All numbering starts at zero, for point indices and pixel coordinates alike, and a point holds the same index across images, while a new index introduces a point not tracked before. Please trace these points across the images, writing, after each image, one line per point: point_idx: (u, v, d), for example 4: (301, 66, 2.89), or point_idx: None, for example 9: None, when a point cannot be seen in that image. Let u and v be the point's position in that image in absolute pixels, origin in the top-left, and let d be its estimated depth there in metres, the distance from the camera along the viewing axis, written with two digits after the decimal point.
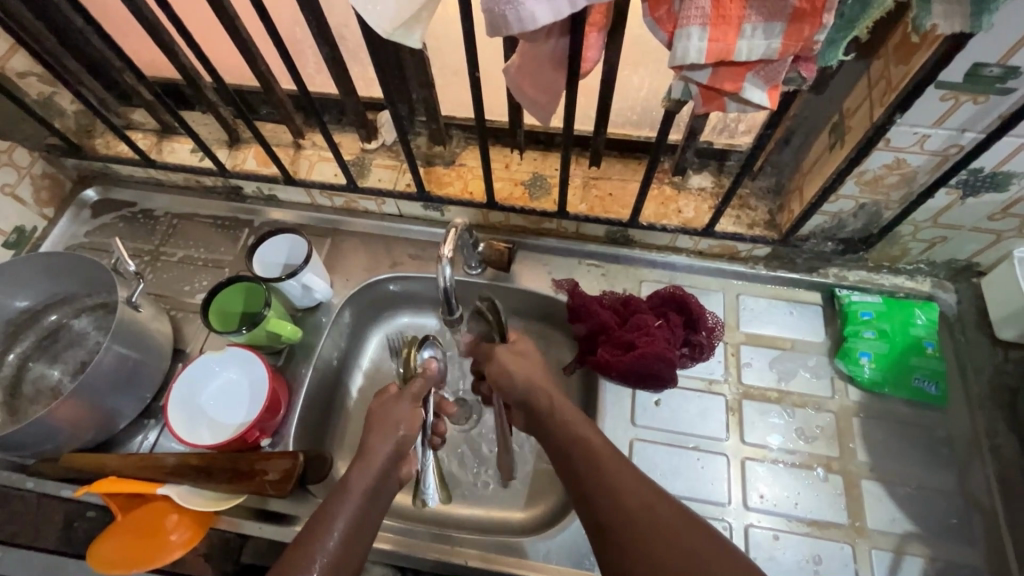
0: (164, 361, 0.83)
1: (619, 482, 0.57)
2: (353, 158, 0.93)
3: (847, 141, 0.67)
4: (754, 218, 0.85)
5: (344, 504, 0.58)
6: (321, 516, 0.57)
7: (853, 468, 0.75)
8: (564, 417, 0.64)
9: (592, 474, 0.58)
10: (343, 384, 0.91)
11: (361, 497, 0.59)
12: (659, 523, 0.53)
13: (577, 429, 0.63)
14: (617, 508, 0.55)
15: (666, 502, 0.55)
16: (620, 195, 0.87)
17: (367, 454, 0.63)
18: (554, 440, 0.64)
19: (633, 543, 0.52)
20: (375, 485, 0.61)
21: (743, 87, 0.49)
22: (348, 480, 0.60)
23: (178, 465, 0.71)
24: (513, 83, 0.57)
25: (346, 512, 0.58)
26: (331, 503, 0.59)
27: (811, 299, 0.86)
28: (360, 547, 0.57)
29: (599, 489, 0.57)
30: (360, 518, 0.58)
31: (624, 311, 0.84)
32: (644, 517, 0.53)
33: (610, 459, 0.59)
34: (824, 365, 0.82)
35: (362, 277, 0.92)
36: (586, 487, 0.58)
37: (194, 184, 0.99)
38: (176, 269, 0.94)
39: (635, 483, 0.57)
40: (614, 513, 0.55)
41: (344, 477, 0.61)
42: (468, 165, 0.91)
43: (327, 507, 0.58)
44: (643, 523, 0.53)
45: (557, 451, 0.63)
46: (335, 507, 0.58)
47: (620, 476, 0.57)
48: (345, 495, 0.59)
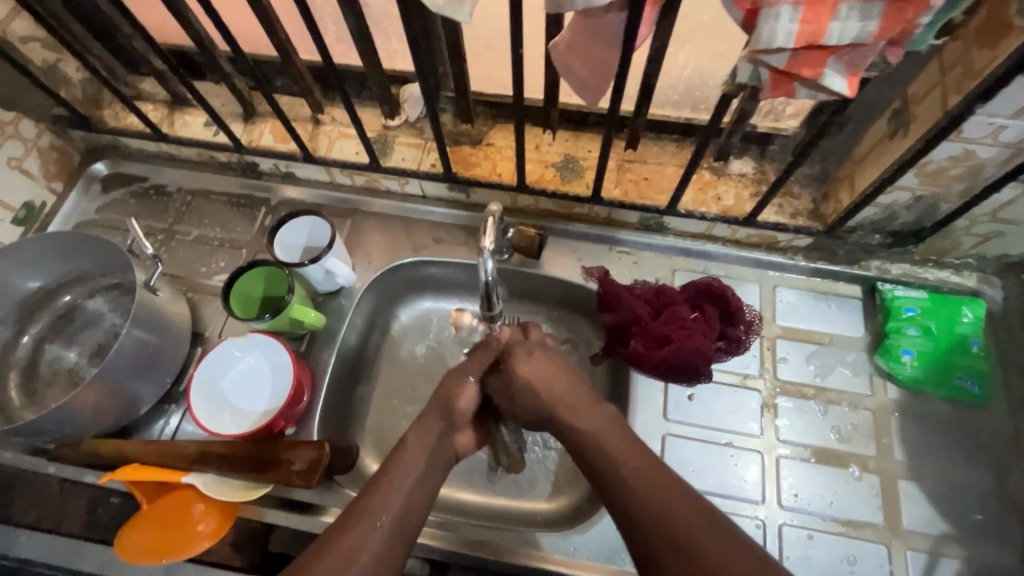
0: (183, 345, 0.81)
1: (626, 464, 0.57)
2: (375, 135, 0.89)
3: (911, 129, 0.62)
4: (798, 207, 0.81)
5: (401, 479, 0.59)
6: (374, 486, 0.58)
7: (890, 467, 0.73)
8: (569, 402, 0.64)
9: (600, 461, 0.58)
10: (365, 370, 0.89)
11: (413, 470, 0.60)
12: (661, 504, 0.53)
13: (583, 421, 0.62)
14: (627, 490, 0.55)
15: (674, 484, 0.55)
16: (657, 180, 0.83)
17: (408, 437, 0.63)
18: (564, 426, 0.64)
19: (659, 540, 0.51)
20: (417, 465, 0.61)
21: (823, 74, 0.44)
22: (392, 460, 0.60)
23: (202, 453, 0.70)
24: (562, 62, 0.53)
25: (401, 484, 0.58)
26: (384, 474, 0.59)
27: (850, 292, 0.83)
28: (416, 513, 0.58)
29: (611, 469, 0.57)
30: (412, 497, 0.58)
31: (658, 302, 0.81)
32: (654, 501, 0.53)
33: (614, 439, 0.59)
34: (863, 361, 0.79)
35: (385, 260, 0.88)
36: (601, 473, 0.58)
37: (208, 159, 0.95)
38: (191, 248, 0.90)
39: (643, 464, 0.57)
40: (622, 494, 0.55)
41: (392, 455, 0.61)
42: (496, 145, 0.87)
43: (378, 478, 0.59)
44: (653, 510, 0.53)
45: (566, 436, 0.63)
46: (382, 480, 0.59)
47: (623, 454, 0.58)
48: (398, 469, 0.59)
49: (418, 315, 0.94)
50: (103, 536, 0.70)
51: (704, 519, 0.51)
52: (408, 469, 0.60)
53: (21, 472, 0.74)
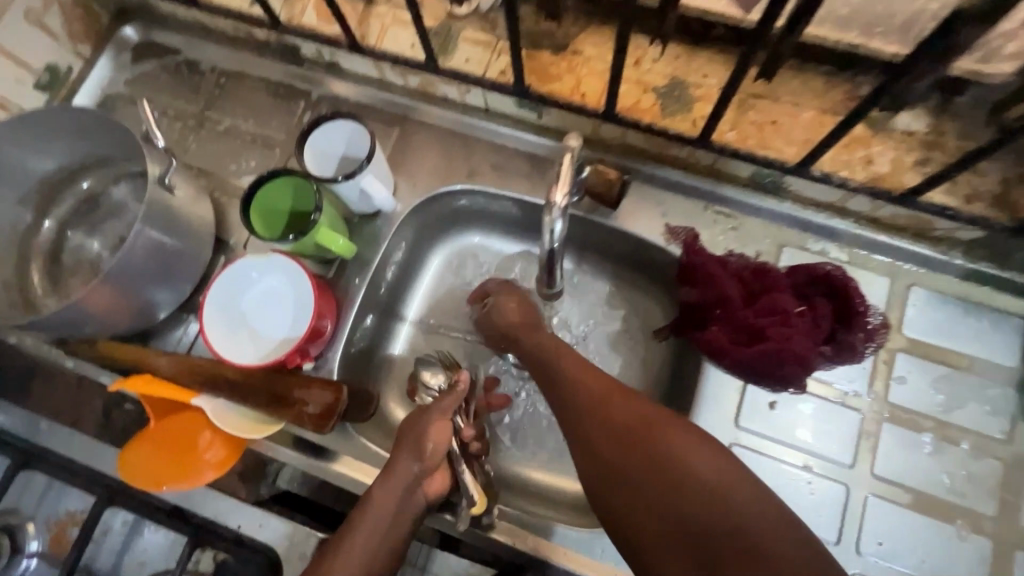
0: (204, 253, 0.73)
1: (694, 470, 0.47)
2: (436, 25, 0.72)
3: None
4: (978, 188, 0.60)
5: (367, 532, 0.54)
6: (343, 539, 0.53)
7: (1010, 535, 0.59)
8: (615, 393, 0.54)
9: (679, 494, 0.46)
10: (397, 306, 0.80)
11: (378, 535, 0.54)
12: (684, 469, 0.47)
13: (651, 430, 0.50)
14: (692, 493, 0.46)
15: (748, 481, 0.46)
16: (788, 126, 0.63)
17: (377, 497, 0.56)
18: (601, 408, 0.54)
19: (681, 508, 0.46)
20: (388, 521, 0.55)
21: None
22: (359, 524, 0.54)
23: (214, 377, 0.64)
24: None
25: (359, 541, 0.53)
26: (353, 526, 0.54)
27: (1013, 309, 0.64)
28: (386, 561, 0.54)
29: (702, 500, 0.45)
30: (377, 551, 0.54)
31: (753, 283, 0.66)
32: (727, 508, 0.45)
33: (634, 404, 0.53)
34: (1008, 399, 0.62)
35: (431, 184, 0.75)
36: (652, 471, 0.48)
37: (245, 36, 0.81)
38: (222, 140, 0.80)
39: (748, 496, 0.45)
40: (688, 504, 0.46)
41: (358, 521, 0.55)
42: (585, 55, 0.68)
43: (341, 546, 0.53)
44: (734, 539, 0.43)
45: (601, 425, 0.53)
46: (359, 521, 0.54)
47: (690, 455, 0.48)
48: (363, 539, 0.53)
49: (461, 252, 0.82)
50: (114, 442, 0.68)
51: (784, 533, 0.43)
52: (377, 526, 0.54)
53: (42, 362, 0.72)
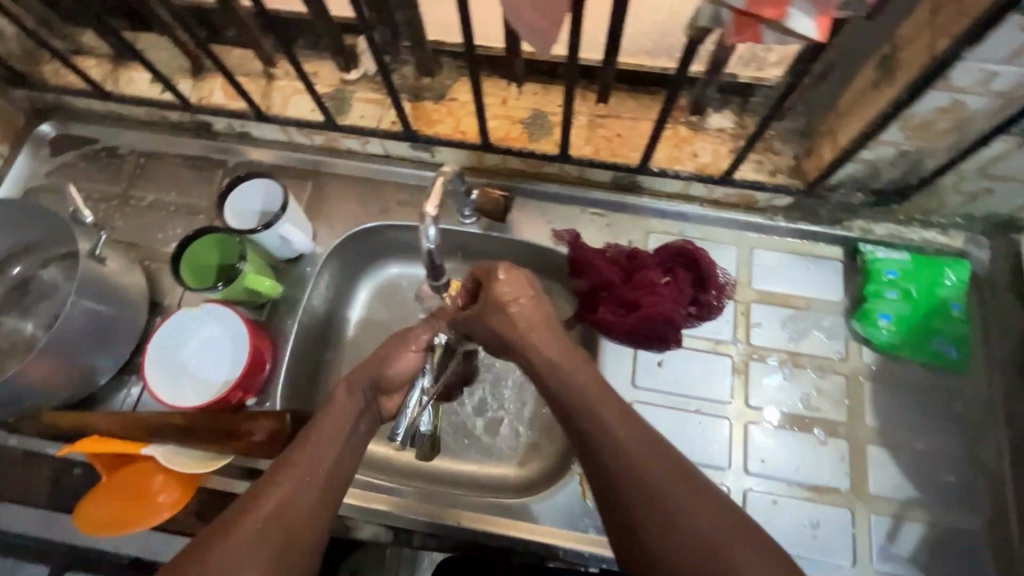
0: (140, 316, 0.79)
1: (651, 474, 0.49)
2: (331, 91, 0.83)
3: (897, 77, 0.57)
4: (777, 164, 0.76)
5: (332, 432, 0.58)
6: (308, 437, 0.57)
7: (860, 433, 0.72)
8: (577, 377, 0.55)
9: (586, 444, 0.52)
10: (332, 339, 0.87)
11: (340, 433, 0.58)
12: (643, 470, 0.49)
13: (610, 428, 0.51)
14: (648, 494, 0.49)
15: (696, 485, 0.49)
16: (630, 136, 0.78)
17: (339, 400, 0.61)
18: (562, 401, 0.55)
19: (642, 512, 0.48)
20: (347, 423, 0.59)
21: (789, 15, 0.40)
22: (320, 424, 0.58)
23: (161, 424, 0.69)
24: (510, 6, 0.48)
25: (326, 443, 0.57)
26: (318, 428, 0.58)
27: (831, 254, 0.80)
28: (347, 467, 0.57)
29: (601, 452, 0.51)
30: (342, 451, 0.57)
31: (629, 266, 0.78)
32: (677, 508, 0.48)
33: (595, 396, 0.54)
34: (839, 325, 0.77)
35: (347, 225, 0.85)
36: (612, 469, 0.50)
37: (160, 119, 0.90)
38: (148, 214, 0.87)
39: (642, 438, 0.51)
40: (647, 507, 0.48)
41: (321, 418, 0.59)
42: (460, 100, 0.81)
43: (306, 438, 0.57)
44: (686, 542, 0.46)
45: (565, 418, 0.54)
46: (324, 425, 0.58)
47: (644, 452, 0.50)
48: (323, 431, 0.57)
49: (385, 282, 0.91)
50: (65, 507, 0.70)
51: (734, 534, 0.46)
52: (339, 424, 0.58)
53: None
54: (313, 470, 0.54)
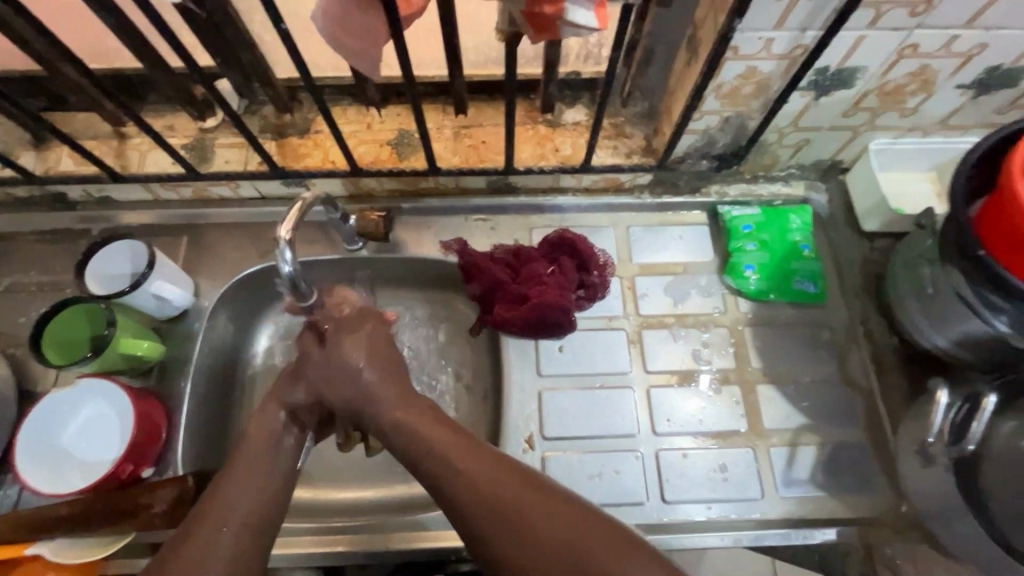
0: (8, 407, 0.72)
1: (502, 495, 0.53)
2: (191, 141, 0.82)
3: (700, 54, 0.65)
4: (631, 146, 0.83)
5: (248, 469, 0.59)
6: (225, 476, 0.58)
7: (749, 376, 0.79)
8: (424, 428, 0.61)
9: (448, 486, 0.56)
10: (235, 393, 0.84)
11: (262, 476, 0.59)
12: (494, 491, 0.54)
13: (455, 464, 0.56)
14: (501, 512, 0.52)
15: (547, 492, 0.53)
16: (495, 141, 0.82)
17: (251, 447, 0.62)
18: (416, 452, 0.60)
19: (498, 532, 0.52)
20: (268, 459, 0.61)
21: (568, 8, 0.45)
22: (237, 463, 0.60)
23: (44, 517, 0.64)
24: (326, 33, 0.50)
25: (246, 479, 0.58)
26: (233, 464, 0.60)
27: (697, 219, 0.87)
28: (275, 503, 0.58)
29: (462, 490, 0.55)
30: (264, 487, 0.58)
31: (516, 263, 0.81)
32: (530, 517, 0.51)
33: (438, 436, 0.60)
34: (715, 282, 0.83)
35: (231, 273, 0.83)
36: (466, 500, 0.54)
37: (7, 197, 0.84)
38: (6, 299, 0.81)
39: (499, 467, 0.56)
40: (501, 525, 0.52)
41: (233, 469, 0.59)
42: (326, 131, 0.82)
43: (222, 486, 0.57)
44: (545, 544, 0.50)
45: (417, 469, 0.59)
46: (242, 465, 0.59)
47: (492, 475, 0.55)
48: (240, 480, 0.58)
49: (284, 324, 0.89)
50: None
51: (591, 525, 0.50)
52: (260, 457, 0.61)
53: None
54: (229, 517, 0.54)
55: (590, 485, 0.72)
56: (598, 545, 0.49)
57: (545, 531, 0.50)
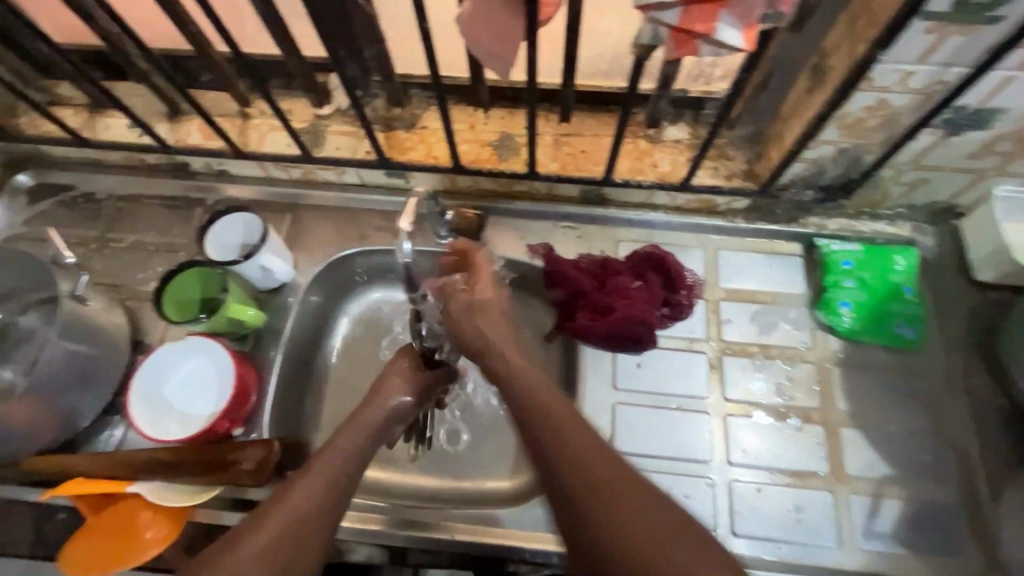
0: (123, 354, 0.79)
1: (601, 471, 0.49)
2: (306, 126, 0.87)
3: (827, 81, 0.63)
4: (732, 169, 0.82)
5: (348, 443, 0.62)
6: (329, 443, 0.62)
7: (833, 417, 0.75)
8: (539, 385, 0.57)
9: (556, 449, 0.52)
10: (317, 368, 0.88)
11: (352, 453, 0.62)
12: (594, 463, 0.50)
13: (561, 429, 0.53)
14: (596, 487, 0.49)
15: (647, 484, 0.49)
16: (594, 152, 0.83)
17: (357, 420, 0.65)
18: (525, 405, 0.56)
19: (590, 506, 0.48)
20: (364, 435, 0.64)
21: (717, 28, 0.44)
22: (339, 434, 0.64)
23: (147, 460, 0.69)
24: (468, 34, 0.52)
25: (344, 448, 0.62)
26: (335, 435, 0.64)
27: (791, 250, 0.84)
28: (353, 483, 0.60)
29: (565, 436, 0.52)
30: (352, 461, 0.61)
31: (602, 274, 0.82)
32: (626, 500, 0.48)
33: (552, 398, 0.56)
34: (805, 316, 0.81)
35: (327, 253, 0.87)
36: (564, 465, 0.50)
37: (137, 162, 0.92)
38: (126, 255, 0.88)
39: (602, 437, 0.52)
40: (592, 495, 0.48)
41: (338, 437, 0.63)
42: (431, 127, 0.86)
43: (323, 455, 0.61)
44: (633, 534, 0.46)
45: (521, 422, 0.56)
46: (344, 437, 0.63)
47: (593, 448, 0.51)
48: (341, 449, 0.61)
49: (368, 306, 0.93)
50: (49, 553, 0.69)
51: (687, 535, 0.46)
52: (361, 432, 0.64)
53: None
54: (320, 481, 0.58)
55: None
56: (691, 554, 0.44)
57: (639, 516, 0.47)
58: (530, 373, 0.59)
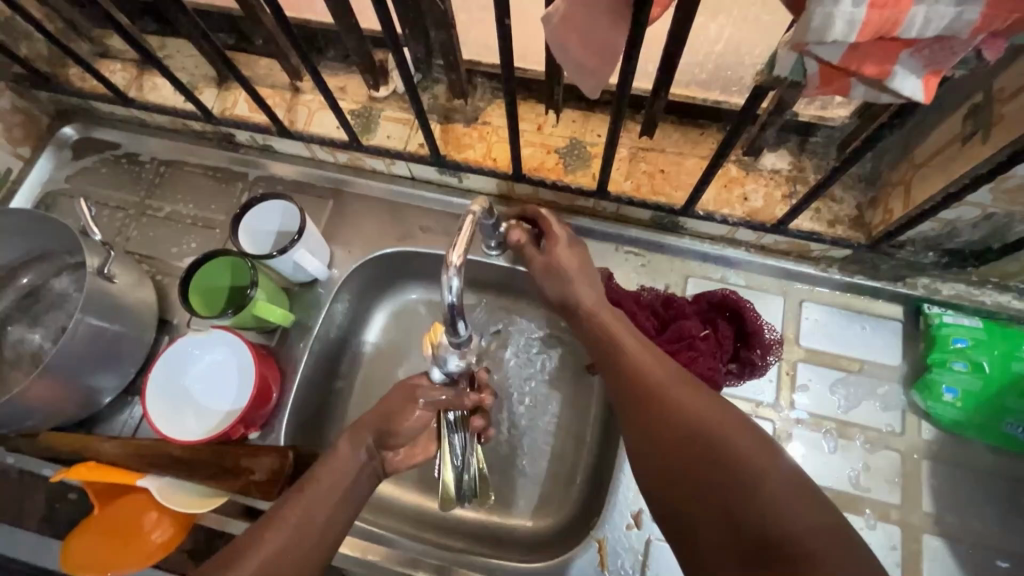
0: (147, 334, 0.76)
1: (689, 410, 0.48)
2: (358, 108, 0.79)
3: (993, 133, 0.50)
4: (838, 213, 0.69)
5: (308, 507, 0.53)
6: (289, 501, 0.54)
7: (915, 519, 0.65)
8: (638, 355, 0.56)
9: (648, 392, 0.52)
10: (342, 369, 0.83)
11: (341, 483, 0.56)
12: (683, 403, 0.49)
13: (654, 380, 0.52)
14: (685, 423, 0.47)
15: (741, 422, 0.46)
16: (674, 173, 0.72)
17: (328, 474, 0.56)
18: (620, 374, 0.56)
19: (673, 443, 0.47)
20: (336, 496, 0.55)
21: (893, 73, 0.34)
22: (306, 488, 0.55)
23: (158, 455, 0.66)
24: (555, 42, 0.42)
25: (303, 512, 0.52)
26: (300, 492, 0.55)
27: (890, 313, 0.73)
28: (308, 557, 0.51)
29: (672, 433, 0.47)
30: (307, 532, 0.51)
31: (665, 314, 0.72)
32: (709, 430, 0.46)
33: (648, 359, 0.55)
34: (896, 394, 0.70)
35: (366, 249, 0.80)
36: (653, 413, 0.50)
37: (183, 127, 0.87)
38: (163, 225, 0.84)
39: (738, 425, 0.46)
40: (675, 431, 0.47)
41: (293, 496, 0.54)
42: (493, 124, 0.77)
43: (286, 507, 0.53)
44: (713, 454, 0.44)
45: (616, 386, 0.55)
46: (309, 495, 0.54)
47: (684, 393, 0.50)
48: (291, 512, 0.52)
49: (404, 307, 0.86)
50: (58, 533, 0.68)
51: (766, 461, 0.42)
52: (332, 486, 0.56)
53: None
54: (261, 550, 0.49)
55: None
56: (773, 479, 0.41)
57: (721, 441, 0.44)
58: (625, 335, 0.59)
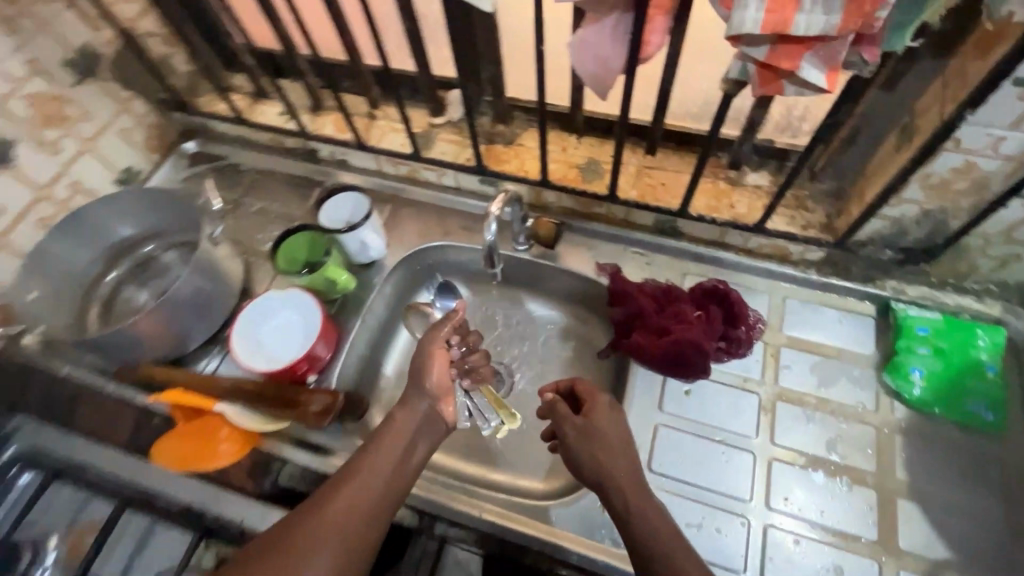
0: (233, 296, 0.92)
1: (632, 507, 0.59)
2: (421, 131, 1.00)
3: (914, 141, 0.65)
4: (810, 220, 0.83)
5: (362, 482, 0.59)
6: (347, 480, 0.59)
7: (889, 485, 0.72)
8: (595, 439, 0.66)
9: (603, 476, 0.63)
10: (385, 344, 0.97)
11: (387, 464, 0.62)
12: (629, 501, 0.60)
13: (609, 462, 0.63)
14: (628, 519, 0.58)
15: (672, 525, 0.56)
16: (673, 186, 0.88)
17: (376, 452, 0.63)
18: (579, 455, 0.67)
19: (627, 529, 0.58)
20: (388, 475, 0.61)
21: (801, 67, 0.49)
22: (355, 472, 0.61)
23: (231, 388, 0.80)
24: (576, 56, 0.61)
25: (360, 489, 0.59)
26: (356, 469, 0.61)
27: (864, 310, 0.83)
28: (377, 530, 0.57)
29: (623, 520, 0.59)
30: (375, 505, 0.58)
31: (664, 299, 0.84)
32: (645, 524, 0.57)
33: (603, 448, 0.65)
34: (870, 377, 0.79)
35: (415, 243, 0.97)
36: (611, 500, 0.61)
37: (278, 145, 1.09)
38: (254, 218, 1.03)
39: (667, 527, 0.56)
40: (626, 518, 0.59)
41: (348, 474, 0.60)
42: (527, 145, 0.95)
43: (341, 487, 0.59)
44: (648, 548, 0.55)
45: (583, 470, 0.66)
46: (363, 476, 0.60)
47: (628, 486, 0.61)
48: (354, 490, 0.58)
49: None
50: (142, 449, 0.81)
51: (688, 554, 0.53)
52: (382, 465, 0.62)
53: (87, 390, 0.86)
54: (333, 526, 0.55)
55: (685, 533, 0.71)
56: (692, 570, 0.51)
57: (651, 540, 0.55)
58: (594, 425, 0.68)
